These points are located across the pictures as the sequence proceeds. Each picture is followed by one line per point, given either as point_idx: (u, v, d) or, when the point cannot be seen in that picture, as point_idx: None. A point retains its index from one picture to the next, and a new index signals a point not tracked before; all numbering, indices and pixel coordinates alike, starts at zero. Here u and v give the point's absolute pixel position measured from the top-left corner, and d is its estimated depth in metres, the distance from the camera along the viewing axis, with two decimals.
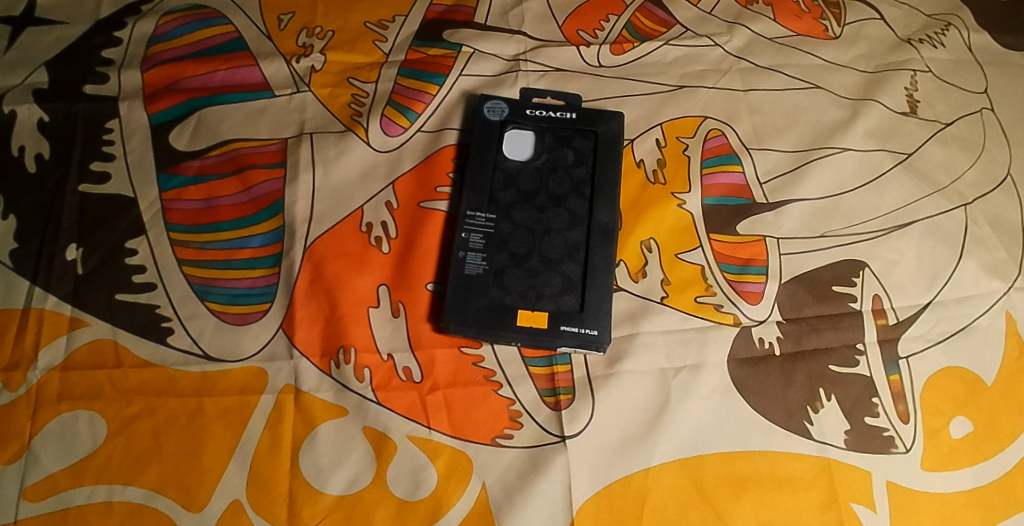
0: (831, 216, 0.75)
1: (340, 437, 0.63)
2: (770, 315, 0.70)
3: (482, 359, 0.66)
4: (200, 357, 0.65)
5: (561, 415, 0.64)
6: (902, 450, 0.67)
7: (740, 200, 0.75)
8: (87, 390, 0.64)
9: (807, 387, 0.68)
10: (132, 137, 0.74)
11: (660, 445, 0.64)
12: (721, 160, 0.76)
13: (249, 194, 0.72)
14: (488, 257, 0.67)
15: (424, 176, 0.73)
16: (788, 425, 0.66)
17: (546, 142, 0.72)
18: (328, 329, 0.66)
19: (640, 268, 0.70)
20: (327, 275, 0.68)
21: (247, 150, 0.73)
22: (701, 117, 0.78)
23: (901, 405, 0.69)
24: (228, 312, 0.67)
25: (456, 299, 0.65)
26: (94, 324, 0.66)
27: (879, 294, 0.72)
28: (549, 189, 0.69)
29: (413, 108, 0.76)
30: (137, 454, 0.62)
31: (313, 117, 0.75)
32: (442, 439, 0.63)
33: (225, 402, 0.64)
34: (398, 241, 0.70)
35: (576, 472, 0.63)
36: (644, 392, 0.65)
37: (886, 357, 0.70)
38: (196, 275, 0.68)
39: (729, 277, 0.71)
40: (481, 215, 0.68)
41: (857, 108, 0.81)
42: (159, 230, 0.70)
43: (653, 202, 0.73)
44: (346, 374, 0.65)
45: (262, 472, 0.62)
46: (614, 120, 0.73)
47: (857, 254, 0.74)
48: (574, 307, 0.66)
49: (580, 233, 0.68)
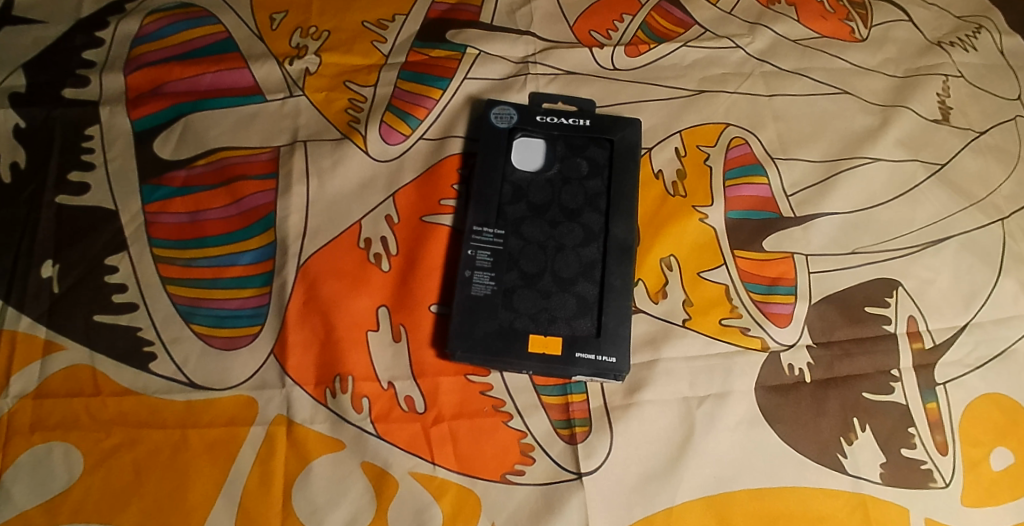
0: (862, 231, 0.71)
1: (337, 474, 0.58)
2: (800, 338, 0.65)
3: (490, 388, 0.61)
4: (186, 385, 0.60)
5: (576, 449, 0.59)
6: (941, 485, 0.62)
7: (766, 214, 0.70)
8: (61, 420, 0.58)
9: (840, 416, 0.63)
10: (114, 145, 0.68)
11: (684, 482, 0.59)
12: (745, 171, 0.71)
13: (239, 207, 0.66)
14: (497, 276, 0.61)
15: (427, 187, 0.68)
16: (821, 459, 0.61)
17: (558, 151, 0.67)
18: (324, 355, 0.61)
19: (660, 288, 0.65)
20: (322, 295, 0.63)
21: (237, 159, 0.68)
22: (722, 124, 0.73)
23: (939, 436, 0.64)
24: (216, 336, 0.62)
25: (463, 322, 0.60)
26: (71, 347, 0.61)
27: (914, 315, 0.68)
28: (562, 202, 0.64)
29: (414, 114, 0.71)
30: (116, 491, 0.56)
31: (308, 123, 0.70)
32: (448, 477, 0.58)
33: (211, 433, 0.58)
34: (399, 258, 0.65)
35: (594, 513, 0.58)
36: (666, 424, 0.60)
37: (922, 384, 0.65)
38: (181, 295, 0.63)
39: (756, 298, 0.66)
40: (489, 230, 0.63)
41: (887, 116, 0.77)
42: (142, 245, 0.65)
43: (672, 216, 0.68)
44: (343, 404, 0.60)
45: (251, 513, 0.56)
46: (630, 128, 0.68)
47: (890, 272, 0.69)
48: (591, 331, 0.60)
49: (595, 250, 0.63)
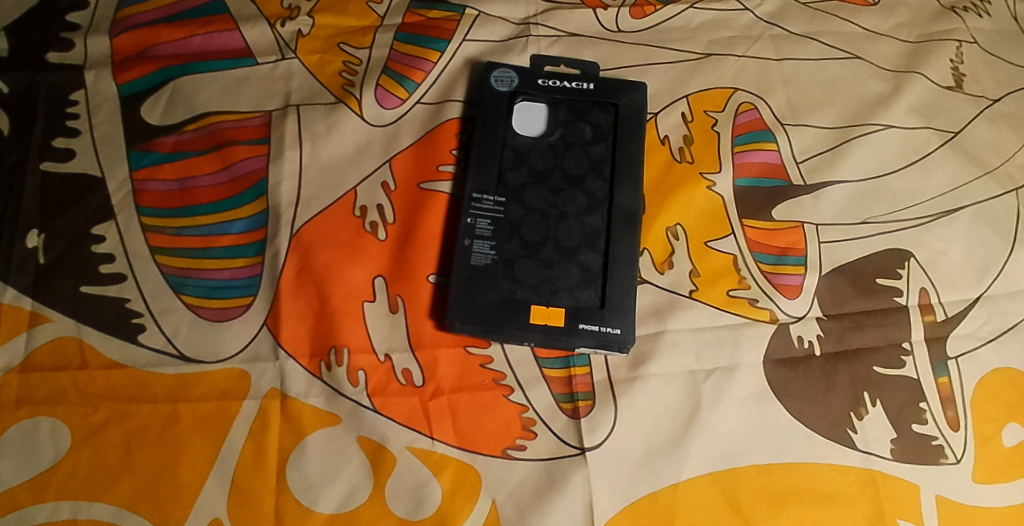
0: (874, 200, 0.68)
1: (333, 449, 0.56)
2: (810, 310, 0.63)
3: (490, 361, 0.59)
4: (176, 358, 0.58)
5: (580, 424, 0.58)
6: (952, 461, 0.61)
7: (775, 182, 0.67)
8: (48, 395, 0.56)
9: (850, 391, 0.61)
10: (100, 110, 0.66)
11: (691, 457, 0.57)
12: (753, 138, 0.69)
13: (229, 173, 0.64)
14: (498, 245, 0.59)
15: (424, 153, 0.65)
16: (830, 434, 0.60)
17: (561, 116, 0.64)
18: (318, 326, 0.59)
19: (666, 258, 0.63)
20: (316, 265, 0.61)
21: (226, 124, 0.66)
22: (731, 89, 0.71)
23: (950, 411, 0.62)
24: (206, 307, 0.60)
25: (462, 293, 0.58)
26: (57, 319, 0.58)
27: (926, 288, 0.66)
28: (564, 168, 0.62)
29: (411, 78, 0.68)
30: (106, 467, 0.55)
31: (300, 87, 0.67)
32: (448, 452, 0.56)
33: (203, 408, 0.57)
34: (396, 226, 0.63)
35: (599, 489, 0.56)
36: (672, 398, 0.59)
37: (934, 357, 0.63)
38: (170, 265, 0.61)
39: (765, 268, 0.64)
40: (489, 198, 0.61)
41: (900, 82, 0.74)
42: (129, 214, 0.62)
43: (679, 183, 0.66)
44: (338, 377, 0.58)
45: (245, 488, 0.55)
46: (636, 91, 0.66)
47: (902, 242, 0.67)
48: (594, 302, 0.58)
49: (599, 218, 0.61)
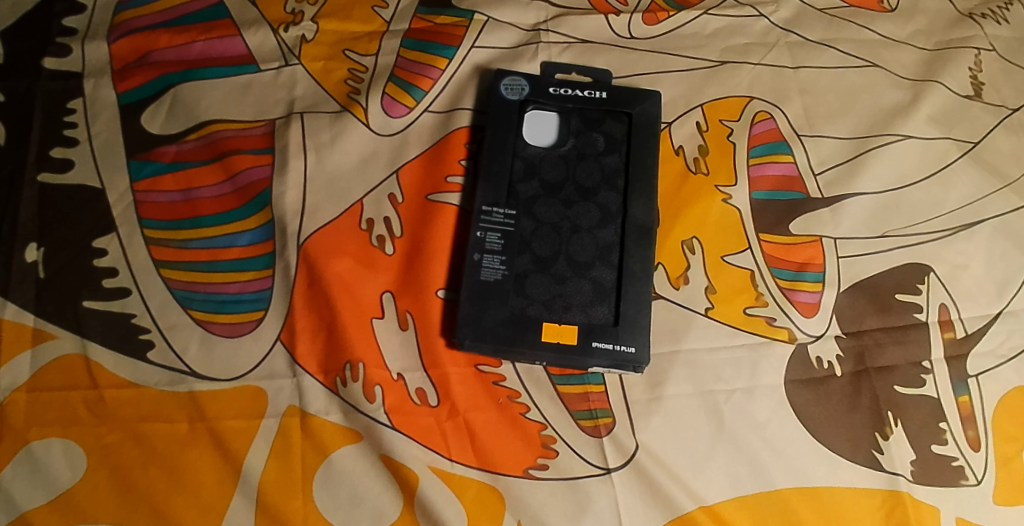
0: (893, 213, 0.67)
1: (341, 472, 0.54)
2: (828, 329, 0.61)
3: (503, 378, 0.57)
4: (187, 374, 0.56)
5: (602, 443, 0.56)
6: (972, 482, 0.59)
7: (793, 194, 0.66)
8: (59, 415, 0.54)
9: (872, 411, 0.59)
10: (99, 118, 0.64)
11: (709, 481, 0.56)
12: (770, 149, 0.67)
13: (233, 184, 0.62)
14: (509, 260, 0.57)
15: (433, 163, 0.63)
16: (854, 457, 0.58)
17: (573, 125, 0.62)
18: (330, 342, 0.57)
19: (681, 273, 0.61)
20: (327, 276, 0.58)
21: (229, 133, 0.64)
22: (746, 97, 0.69)
23: (971, 430, 0.60)
24: (217, 323, 0.57)
25: (472, 309, 0.56)
26: (66, 336, 0.56)
27: (946, 303, 0.64)
28: (577, 180, 0.60)
29: (419, 85, 0.66)
30: (125, 490, 0.53)
31: (304, 94, 0.65)
32: (468, 473, 0.54)
33: (221, 426, 0.54)
34: (403, 240, 0.60)
35: (628, 510, 0.54)
36: (688, 419, 0.57)
37: (954, 376, 0.62)
38: (176, 279, 0.59)
39: (783, 284, 0.62)
40: (499, 211, 0.59)
41: (918, 91, 0.72)
42: (131, 226, 0.60)
43: (694, 196, 0.64)
44: (354, 393, 0.55)
45: (274, 509, 0.53)
46: (650, 100, 0.64)
47: (921, 256, 0.65)
48: (608, 320, 0.57)
49: (612, 232, 0.59)
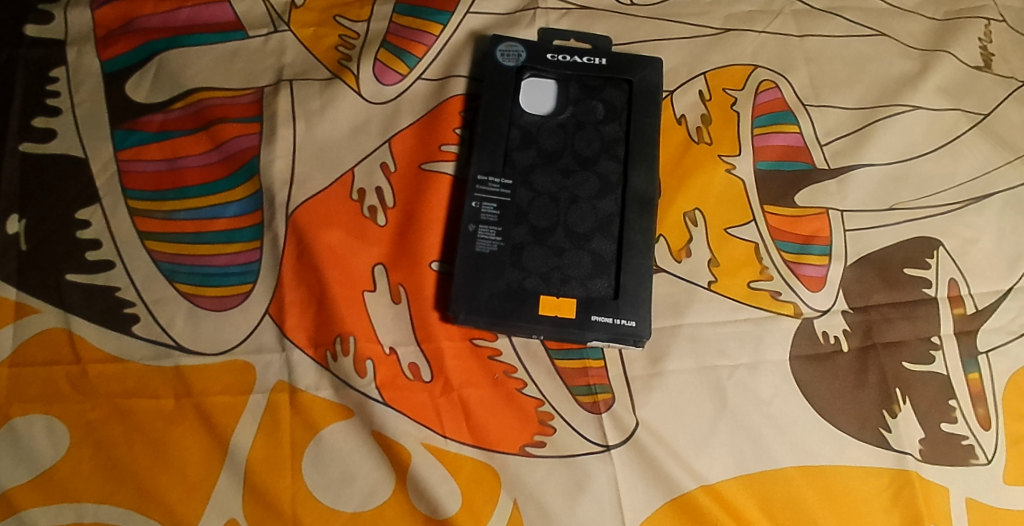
0: (901, 185, 0.65)
1: (332, 449, 0.52)
2: (835, 303, 0.59)
3: (499, 353, 0.55)
4: (173, 348, 0.54)
5: (601, 419, 0.54)
6: (982, 462, 0.57)
7: (798, 165, 0.64)
8: (42, 391, 0.52)
9: (880, 388, 0.58)
10: (82, 87, 0.62)
11: (711, 459, 0.54)
12: (775, 119, 0.65)
13: (220, 153, 0.60)
14: (505, 231, 0.55)
15: (426, 132, 0.61)
16: (861, 436, 0.56)
17: (571, 93, 0.60)
18: (320, 315, 0.55)
19: (683, 245, 0.59)
20: (317, 248, 0.56)
21: (216, 101, 0.61)
22: (751, 66, 0.67)
23: (981, 409, 0.58)
24: (204, 296, 0.55)
25: (467, 282, 0.54)
26: (48, 310, 0.54)
27: (956, 278, 0.62)
28: (575, 149, 0.58)
29: (412, 52, 0.64)
30: (109, 468, 0.51)
31: (294, 62, 0.63)
32: (462, 451, 0.53)
33: (208, 402, 0.53)
34: (396, 211, 0.59)
35: (628, 489, 0.53)
36: (690, 395, 0.55)
37: (964, 352, 0.60)
38: (162, 251, 0.57)
39: (788, 257, 0.60)
40: (495, 180, 0.57)
41: (927, 61, 0.70)
42: (116, 197, 0.58)
43: (697, 166, 0.62)
44: (344, 368, 0.54)
45: (262, 487, 0.51)
46: (651, 68, 0.62)
47: (930, 230, 0.63)
48: (607, 293, 0.55)
49: (612, 202, 0.57)
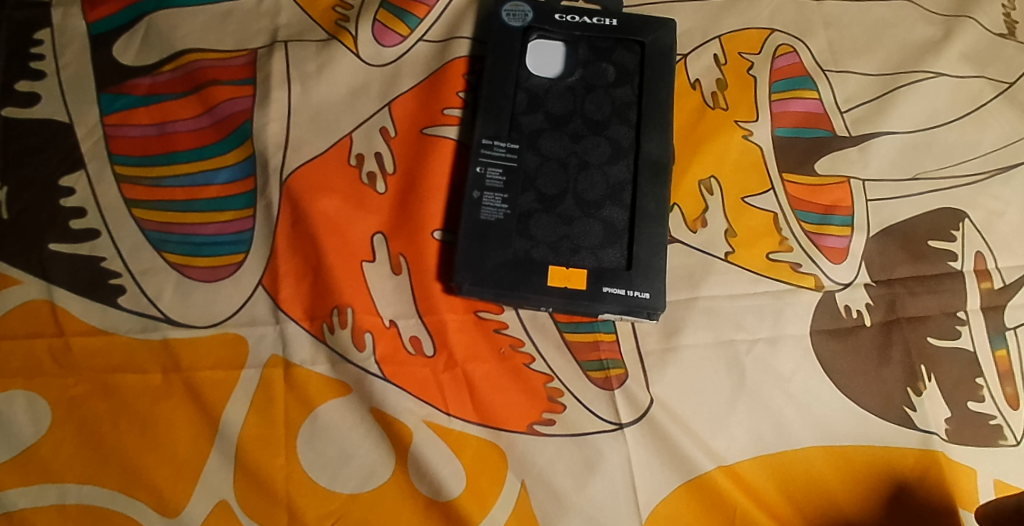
0: (924, 155, 0.62)
1: (328, 427, 0.49)
2: (857, 276, 0.57)
3: (505, 326, 0.53)
4: (161, 321, 0.51)
5: (614, 396, 0.51)
6: (1012, 443, 0.54)
7: (818, 132, 0.61)
8: (22, 366, 0.49)
9: (905, 364, 0.55)
10: (68, 49, 0.58)
11: (728, 439, 0.51)
12: (793, 84, 0.62)
13: (211, 117, 0.57)
14: (511, 198, 0.52)
15: (429, 95, 0.58)
16: (884, 414, 0.53)
17: (581, 54, 0.57)
18: (317, 286, 0.52)
19: (698, 215, 0.56)
20: (313, 216, 0.53)
21: (208, 63, 0.58)
22: (768, 30, 0.64)
23: (1009, 387, 0.56)
24: (193, 267, 0.53)
25: (471, 251, 0.51)
26: (28, 281, 0.51)
27: (982, 252, 0.59)
28: (585, 113, 0.55)
29: (413, 12, 0.61)
30: (93, 446, 0.48)
31: (288, 23, 0.60)
32: (467, 429, 0.50)
33: (198, 377, 0.50)
34: (397, 177, 0.56)
35: (641, 469, 0.50)
36: (705, 372, 0.52)
37: (991, 328, 0.57)
38: (150, 219, 0.54)
39: (808, 228, 0.57)
40: (501, 144, 0.54)
41: (950, 27, 0.67)
42: (101, 163, 0.55)
43: (712, 132, 0.59)
44: (342, 341, 0.51)
45: (255, 467, 0.48)
46: (665, 29, 0.59)
47: (955, 201, 0.60)
48: (620, 263, 0.52)
49: (624, 168, 0.54)
